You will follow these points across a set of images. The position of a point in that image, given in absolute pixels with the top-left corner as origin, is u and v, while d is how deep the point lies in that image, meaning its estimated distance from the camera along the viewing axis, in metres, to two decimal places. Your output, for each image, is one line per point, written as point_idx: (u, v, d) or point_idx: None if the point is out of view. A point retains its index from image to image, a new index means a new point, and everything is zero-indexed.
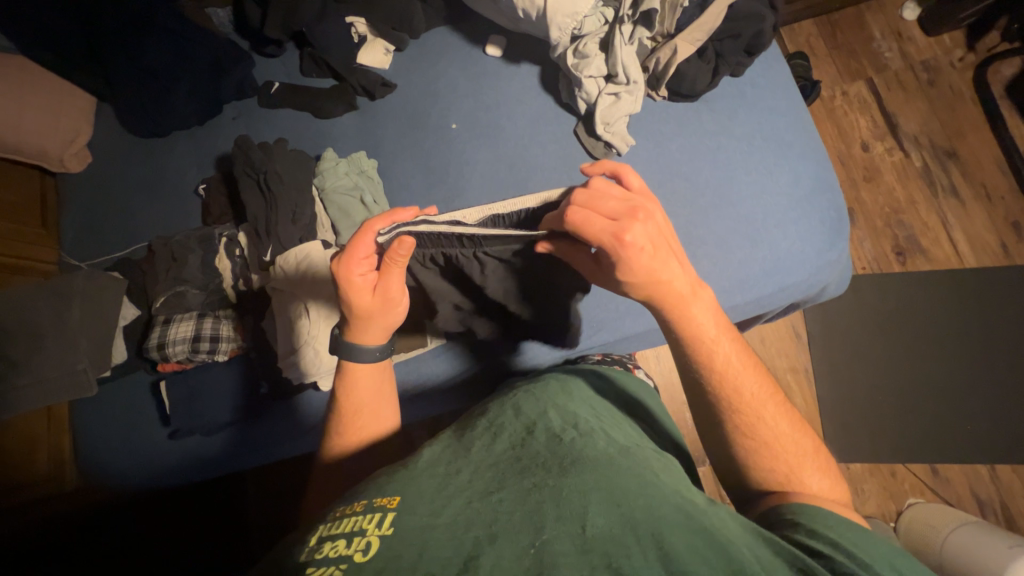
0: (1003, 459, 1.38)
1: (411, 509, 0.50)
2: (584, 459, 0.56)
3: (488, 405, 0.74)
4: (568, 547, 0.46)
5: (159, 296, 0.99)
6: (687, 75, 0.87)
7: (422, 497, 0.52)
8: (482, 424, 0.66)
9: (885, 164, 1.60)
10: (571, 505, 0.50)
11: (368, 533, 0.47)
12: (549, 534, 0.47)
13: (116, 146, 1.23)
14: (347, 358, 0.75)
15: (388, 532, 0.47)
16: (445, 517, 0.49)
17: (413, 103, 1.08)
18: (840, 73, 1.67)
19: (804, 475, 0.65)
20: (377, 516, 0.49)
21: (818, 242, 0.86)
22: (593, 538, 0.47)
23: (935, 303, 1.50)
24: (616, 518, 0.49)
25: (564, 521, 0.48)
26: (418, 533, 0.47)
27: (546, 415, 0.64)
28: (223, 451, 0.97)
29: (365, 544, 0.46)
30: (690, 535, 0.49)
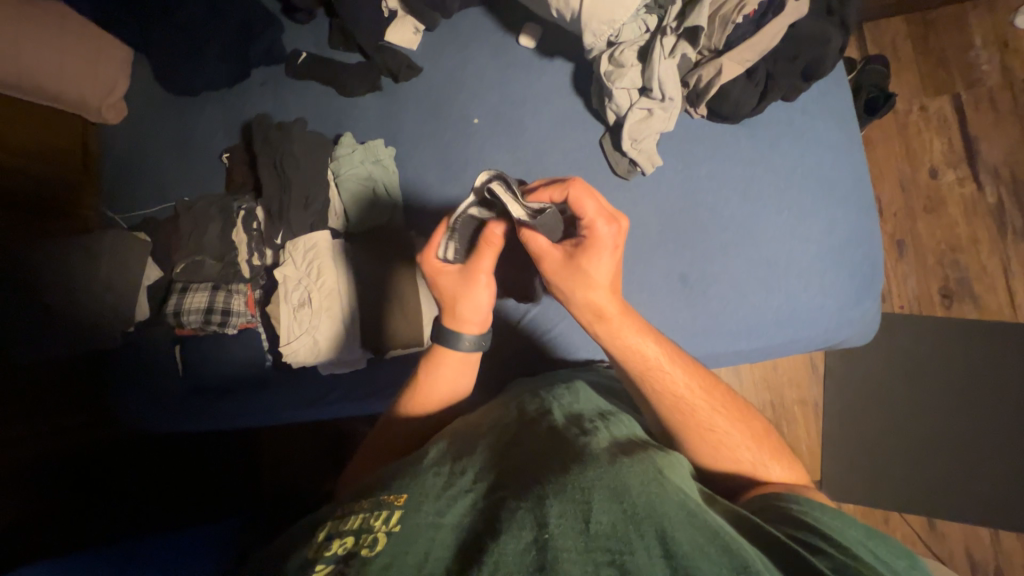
0: (1008, 524, 1.32)
1: (419, 504, 0.51)
2: (585, 454, 0.56)
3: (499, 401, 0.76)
4: (571, 544, 0.45)
5: (180, 263, 1.04)
6: (729, 96, 0.79)
7: (426, 493, 0.53)
8: (488, 425, 0.67)
9: (952, 195, 1.44)
10: (573, 499, 0.49)
11: (375, 529, 0.48)
12: (551, 530, 0.46)
13: (147, 99, 1.25)
14: (441, 344, 0.79)
15: (393, 530, 0.48)
16: (450, 518, 0.50)
17: (437, 89, 1.04)
18: (923, 84, 1.48)
19: (769, 465, 0.67)
20: (384, 513, 0.50)
21: (840, 297, 0.81)
22: (597, 536, 0.46)
23: (975, 354, 1.39)
24: (617, 513, 0.48)
25: (565, 515, 0.47)
26: (426, 531, 0.48)
27: (551, 413, 0.66)
28: (232, 413, 1.05)
29: (373, 539, 0.47)
30: (693, 531, 0.47)
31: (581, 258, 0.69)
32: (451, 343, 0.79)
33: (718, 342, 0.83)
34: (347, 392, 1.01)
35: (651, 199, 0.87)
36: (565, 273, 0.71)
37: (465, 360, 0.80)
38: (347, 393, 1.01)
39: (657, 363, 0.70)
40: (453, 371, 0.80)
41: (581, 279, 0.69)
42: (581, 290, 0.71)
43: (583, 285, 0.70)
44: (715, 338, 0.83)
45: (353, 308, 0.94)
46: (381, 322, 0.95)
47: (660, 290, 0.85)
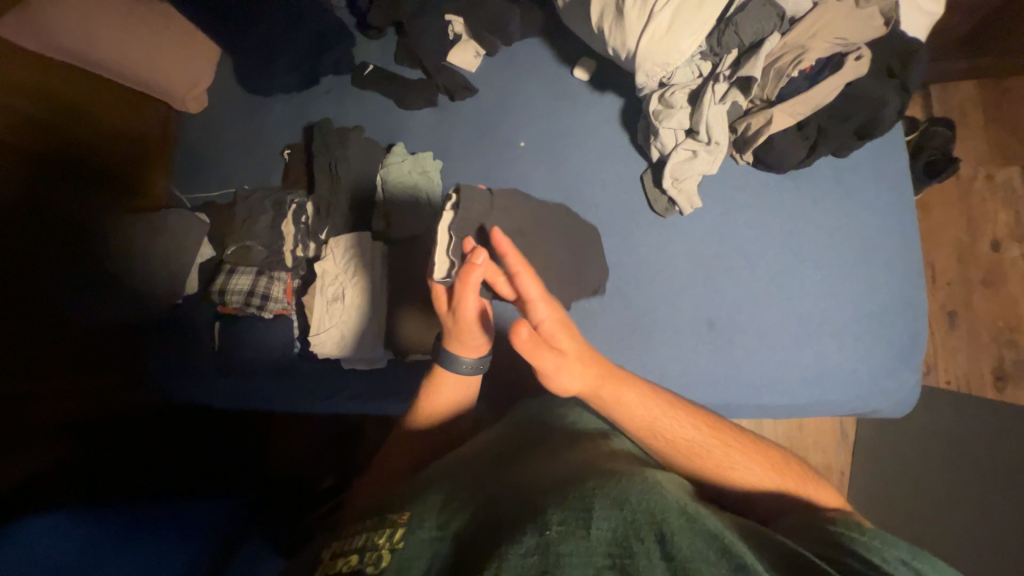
0: None
1: (420, 523, 0.53)
2: (586, 471, 0.54)
3: (502, 428, 0.75)
4: (573, 551, 0.43)
5: (230, 246, 1.10)
6: (777, 147, 0.79)
7: (428, 512, 0.54)
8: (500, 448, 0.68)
9: (1015, 271, 1.35)
10: (572, 505, 0.47)
11: (381, 547, 0.50)
12: (550, 532, 0.44)
13: (224, 95, 1.35)
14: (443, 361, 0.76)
15: (398, 545, 0.50)
16: (452, 529, 0.51)
17: (488, 111, 1.08)
18: (989, 152, 1.42)
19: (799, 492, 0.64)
20: (392, 530, 0.52)
21: (876, 363, 0.78)
22: (600, 543, 0.43)
23: None
24: (618, 519, 0.45)
25: (566, 521, 0.45)
26: (428, 551, 0.49)
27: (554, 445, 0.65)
28: (250, 393, 1.09)
29: (379, 555, 0.49)
30: (697, 538, 0.44)
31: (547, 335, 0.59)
32: (449, 361, 0.75)
33: (738, 393, 0.81)
34: (363, 392, 1.03)
35: (686, 240, 0.87)
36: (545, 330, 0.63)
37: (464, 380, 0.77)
38: (362, 391, 1.04)
39: (661, 416, 0.65)
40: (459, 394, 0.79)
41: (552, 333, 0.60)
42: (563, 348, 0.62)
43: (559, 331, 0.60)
44: (736, 389, 0.80)
45: (380, 309, 0.98)
46: (407, 327, 0.98)
47: (683, 333, 0.84)
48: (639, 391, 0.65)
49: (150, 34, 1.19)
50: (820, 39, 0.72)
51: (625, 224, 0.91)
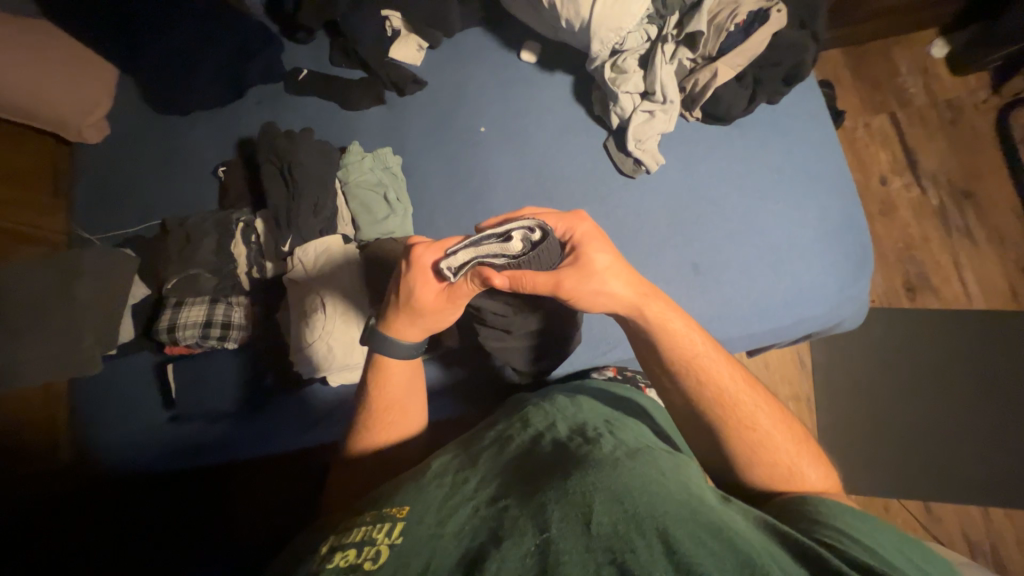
0: (1002, 505, 1.30)
1: (420, 518, 0.49)
2: (591, 456, 0.51)
3: (492, 422, 0.69)
4: (573, 548, 0.41)
5: (171, 278, 0.97)
6: (723, 99, 0.87)
7: (428, 506, 0.50)
8: (491, 433, 0.63)
9: (903, 200, 1.54)
10: (575, 501, 0.45)
11: (378, 542, 0.46)
12: (552, 533, 0.42)
13: (130, 118, 1.20)
14: (378, 349, 0.73)
15: (396, 541, 0.46)
16: (453, 525, 0.47)
17: (440, 102, 1.07)
18: (863, 105, 1.62)
19: (804, 464, 0.63)
20: (388, 526, 0.48)
21: (840, 276, 0.87)
22: (600, 539, 0.41)
23: (946, 342, 1.43)
24: (620, 514, 0.43)
25: (567, 519, 0.43)
26: (428, 542, 0.45)
27: (553, 425, 0.60)
28: (223, 439, 0.97)
29: (376, 552, 0.45)
30: (697, 530, 0.42)
31: (587, 266, 0.66)
32: (385, 349, 0.73)
33: (733, 325, 0.87)
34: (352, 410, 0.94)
35: (657, 194, 0.92)
36: (583, 287, 0.66)
37: (409, 363, 0.75)
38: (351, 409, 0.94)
39: (706, 351, 0.67)
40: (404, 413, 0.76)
41: (597, 277, 0.66)
42: (603, 296, 0.68)
43: (602, 280, 0.66)
44: (730, 321, 0.87)
45: (362, 313, 0.90)
46: None
47: (674, 280, 0.88)
48: (686, 319, 0.68)
49: (8, 52, 1.03)
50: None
51: (598, 190, 0.95)
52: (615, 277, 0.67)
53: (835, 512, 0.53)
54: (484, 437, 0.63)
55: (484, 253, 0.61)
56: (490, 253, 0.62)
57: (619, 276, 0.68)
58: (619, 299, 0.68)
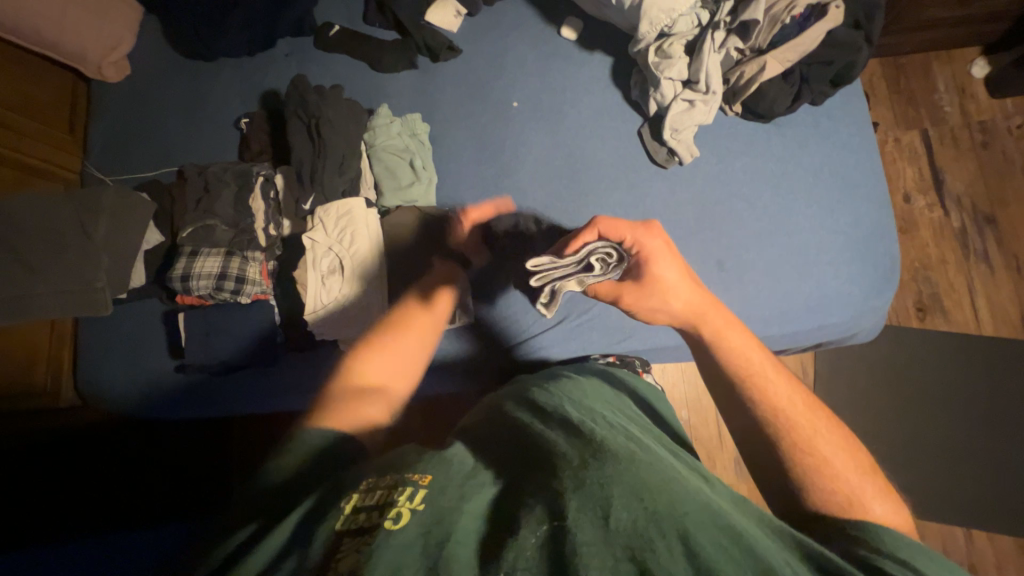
0: (985, 526, 1.32)
1: (440, 488, 0.45)
2: (605, 447, 0.46)
3: (500, 396, 0.64)
4: (589, 538, 0.36)
5: (185, 227, 0.95)
6: (767, 94, 0.86)
7: (447, 479, 0.46)
8: (495, 413, 0.59)
9: (924, 219, 1.52)
10: (591, 491, 0.40)
11: (399, 504, 0.43)
12: (567, 522, 0.38)
13: (153, 60, 1.17)
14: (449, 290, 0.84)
15: (419, 507, 0.43)
16: (472, 505, 0.43)
17: (475, 72, 1.05)
18: (895, 118, 1.58)
19: (868, 494, 0.53)
20: (408, 491, 0.44)
21: (866, 286, 0.87)
22: (618, 534, 0.37)
23: (949, 363, 1.43)
24: (639, 511, 0.38)
25: (583, 506, 0.39)
26: (450, 514, 0.42)
27: (562, 409, 0.55)
28: (230, 392, 0.97)
29: (396, 513, 0.42)
30: (720, 538, 0.38)
31: (649, 274, 0.66)
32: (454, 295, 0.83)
33: (752, 325, 0.86)
34: None
35: (689, 187, 0.91)
36: (641, 301, 0.67)
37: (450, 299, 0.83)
38: None
39: (762, 368, 0.63)
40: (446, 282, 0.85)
41: (657, 293, 0.65)
42: (660, 313, 0.67)
43: (660, 295, 0.66)
44: (751, 321, 0.86)
45: (383, 285, 0.89)
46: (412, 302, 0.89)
47: (697, 275, 0.87)
48: (746, 335, 0.65)
49: None
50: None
51: (628, 177, 0.94)
52: (679, 288, 0.66)
53: (899, 544, 0.44)
54: (495, 416, 0.58)
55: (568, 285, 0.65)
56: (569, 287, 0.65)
57: (680, 283, 0.66)
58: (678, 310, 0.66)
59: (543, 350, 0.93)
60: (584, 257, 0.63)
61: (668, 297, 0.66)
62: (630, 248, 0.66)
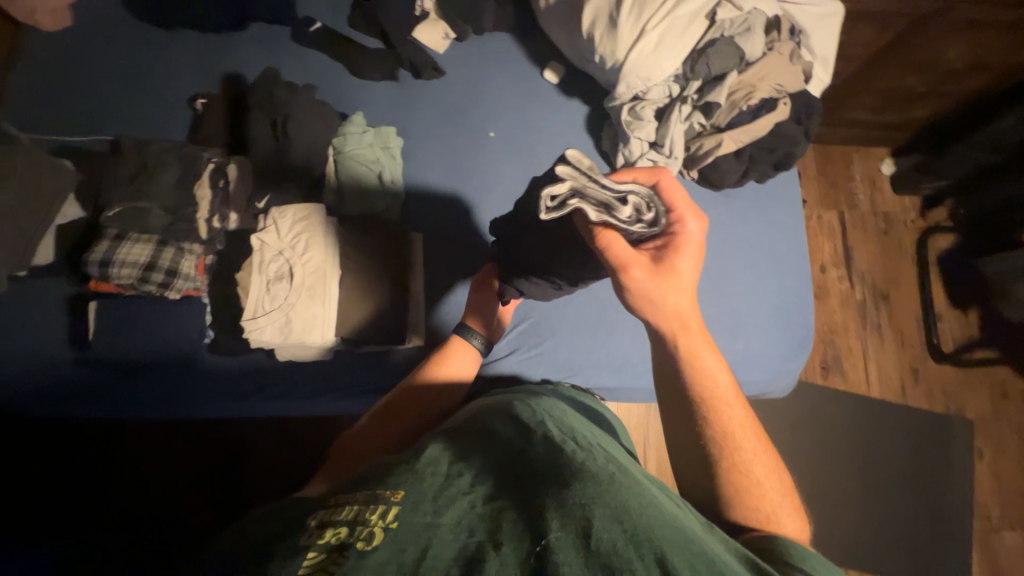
0: (858, 568, 1.48)
1: (416, 502, 0.43)
2: (591, 468, 0.47)
3: (483, 410, 0.65)
4: (572, 558, 0.37)
5: (114, 206, 0.86)
6: (720, 167, 0.95)
7: (425, 492, 0.44)
8: (478, 427, 0.59)
9: (834, 289, 1.72)
10: (571, 512, 0.41)
11: (371, 522, 0.40)
12: (550, 543, 0.38)
13: (101, 16, 1.06)
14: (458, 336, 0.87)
15: (392, 525, 0.40)
16: (451, 518, 0.42)
17: (456, 96, 1.06)
18: (820, 198, 1.79)
19: (784, 514, 0.60)
20: (381, 508, 0.42)
21: (785, 350, 0.97)
22: (600, 554, 0.38)
23: (844, 419, 1.61)
24: (619, 533, 0.40)
25: (566, 528, 0.40)
26: (425, 531, 0.40)
27: (544, 426, 0.57)
28: (139, 393, 0.87)
29: (368, 533, 0.40)
30: (694, 560, 0.39)
31: (668, 260, 0.66)
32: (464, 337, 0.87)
33: None
34: (296, 389, 0.90)
35: None
36: (648, 282, 0.65)
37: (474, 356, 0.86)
38: (296, 389, 0.90)
39: (725, 396, 0.64)
40: (465, 367, 0.84)
41: (670, 283, 0.65)
42: (652, 304, 0.66)
43: (671, 288, 0.65)
44: None
45: (332, 294, 0.85)
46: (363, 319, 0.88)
47: None
48: (719, 358, 0.66)
49: None
50: (764, 84, 0.91)
51: None
52: (686, 292, 0.65)
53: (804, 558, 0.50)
54: (477, 430, 0.58)
55: (589, 207, 0.64)
56: (590, 210, 0.64)
57: (688, 293, 0.66)
58: (673, 314, 0.65)
59: (486, 380, 0.93)
60: (624, 195, 0.65)
61: (669, 293, 0.65)
62: (672, 223, 0.67)
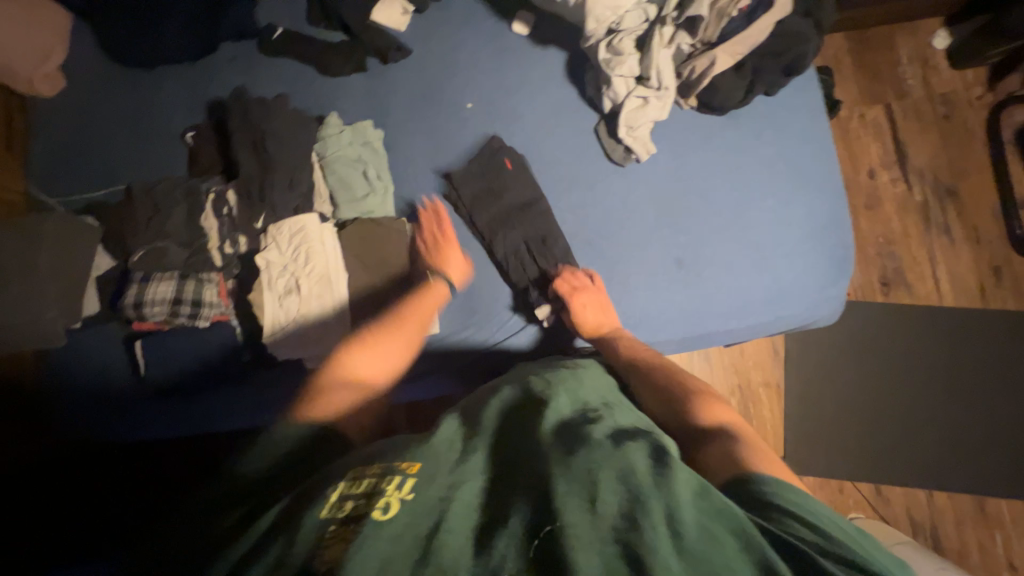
0: (944, 486, 1.38)
1: (432, 476, 0.45)
2: (599, 438, 0.48)
3: (494, 385, 0.65)
4: (577, 522, 0.39)
5: (138, 250, 0.92)
6: (720, 88, 0.87)
7: (443, 465, 0.47)
8: (488, 398, 0.60)
9: (888, 195, 1.53)
10: (579, 478, 0.43)
11: (387, 493, 0.43)
12: (557, 508, 0.40)
13: (90, 71, 1.10)
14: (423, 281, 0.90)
15: (408, 497, 0.43)
16: (462, 490, 0.44)
17: (428, 73, 1.01)
18: (860, 94, 1.58)
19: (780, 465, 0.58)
20: (398, 480, 0.45)
21: (821, 276, 0.90)
22: (606, 517, 0.40)
23: (912, 333, 1.48)
24: (626, 499, 0.41)
25: (574, 493, 0.41)
26: (439, 503, 0.43)
27: (554, 395, 0.57)
28: (193, 414, 0.94)
29: (385, 503, 0.42)
30: (703, 519, 0.41)
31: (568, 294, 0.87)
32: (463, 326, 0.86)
33: (711, 321, 0.89)
34: None
35: (645, 185, 0.93)
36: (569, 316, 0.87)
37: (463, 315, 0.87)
38: None
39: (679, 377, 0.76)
40: (371, 367, 0.79)
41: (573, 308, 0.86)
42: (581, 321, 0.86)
43: (577, 310, 0.86)
44: (708, 318, 0.89)
45: (340, 298, 0.87)
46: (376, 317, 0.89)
47: (657, 273, 0.90)
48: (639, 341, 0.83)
49: None
50: None
51: (587, 178, 0.95)
52: (587, 310, 0.86)
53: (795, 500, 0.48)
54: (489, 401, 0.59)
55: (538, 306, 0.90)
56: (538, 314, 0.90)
57: (597, 309, 0.87)
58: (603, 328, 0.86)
59: (508, 358, 0.92)
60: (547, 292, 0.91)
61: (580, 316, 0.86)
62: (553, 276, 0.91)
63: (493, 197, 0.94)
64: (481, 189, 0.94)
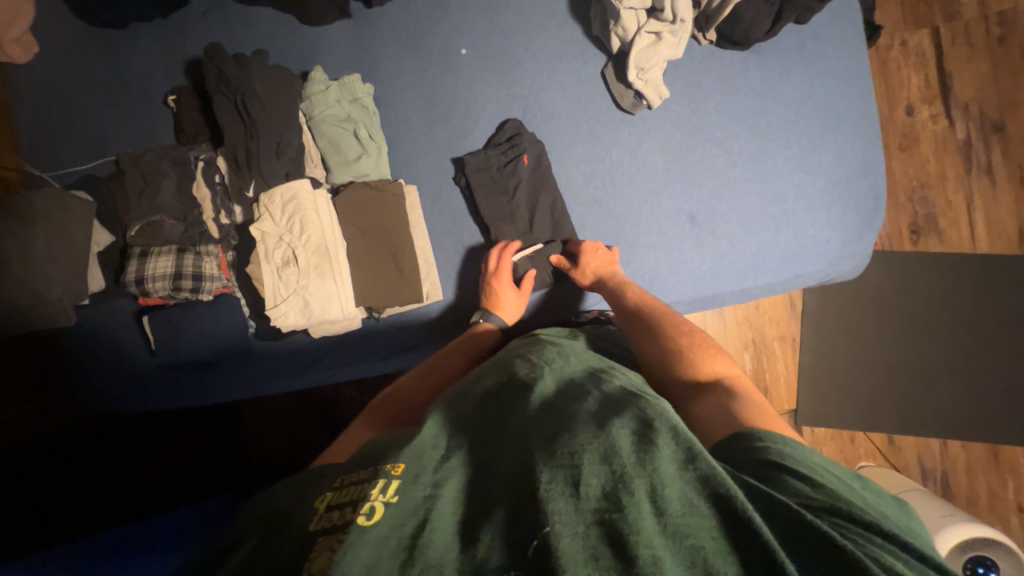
0: (960, 436, 1.37)
1: (416, 475, 0.43)
2: (582, 417, 0.46)
3: (482, 368, 0.63)
4: (561, 510, 0.37)
5: (132, 224, 0.89)
6: (743, 18, 0.78)
7: (426, 463, 0.45)
8: (474, 386, 0.58)
9: (926, 133, 1.40)
10: (560, 463, 0.41)
11: (369, 498, 0.41)
12: (539, 497, 0.38)
13: (54, 30, 1.02)
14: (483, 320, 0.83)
15: (392, 499, 0.41)
16: (447, 488, 0.43)
17: (416, 16, 0.92)
18: (902, 17, 1.40)
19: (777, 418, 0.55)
20: (380, 482, 0.42)
21: (845, 230, 0.84)
22: (589, 500, 0.38)
23: (942, 283, 1.40)
24: (609, 477, 0.39)
25: (557, 479, 0.39)
26: (424, 503, 0.41)
27: (539, 378, 0.55)
28: (209, 387, 0.96)
29: (370, 508, 0.40)
30: (688, 489, 0.38)
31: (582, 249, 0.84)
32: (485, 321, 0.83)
33: (726, 281, 0.85)
34: (337, 360, 0.95)
35: (656, 135, 0.86)
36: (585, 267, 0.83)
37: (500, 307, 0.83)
38: (339, 359, 0.95)
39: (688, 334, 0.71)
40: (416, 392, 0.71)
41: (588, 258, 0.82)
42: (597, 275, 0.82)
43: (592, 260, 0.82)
44: (723, 277, 0.84)
45: (339, 269, 0.85)
46: (378, 285, 0.87)
47: (668, 232, 0.85)
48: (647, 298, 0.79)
49: None
50: None
51: (593, 130, 0.88)
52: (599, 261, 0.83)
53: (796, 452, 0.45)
54: (477, 387, 0.58)
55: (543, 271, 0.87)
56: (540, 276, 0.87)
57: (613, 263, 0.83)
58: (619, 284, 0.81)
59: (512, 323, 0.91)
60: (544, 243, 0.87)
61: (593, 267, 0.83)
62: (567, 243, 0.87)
63: (504, 195, 0.86)
64: (490, 186, 0.86)
